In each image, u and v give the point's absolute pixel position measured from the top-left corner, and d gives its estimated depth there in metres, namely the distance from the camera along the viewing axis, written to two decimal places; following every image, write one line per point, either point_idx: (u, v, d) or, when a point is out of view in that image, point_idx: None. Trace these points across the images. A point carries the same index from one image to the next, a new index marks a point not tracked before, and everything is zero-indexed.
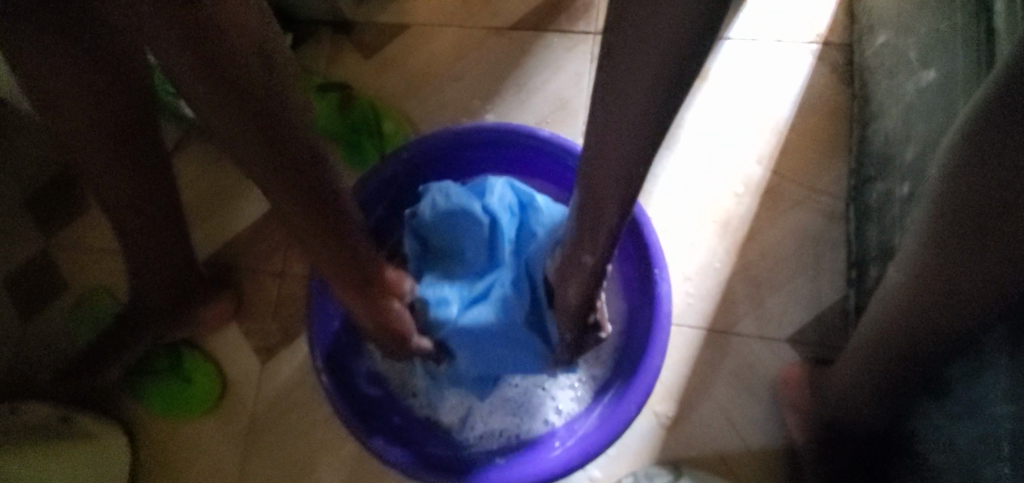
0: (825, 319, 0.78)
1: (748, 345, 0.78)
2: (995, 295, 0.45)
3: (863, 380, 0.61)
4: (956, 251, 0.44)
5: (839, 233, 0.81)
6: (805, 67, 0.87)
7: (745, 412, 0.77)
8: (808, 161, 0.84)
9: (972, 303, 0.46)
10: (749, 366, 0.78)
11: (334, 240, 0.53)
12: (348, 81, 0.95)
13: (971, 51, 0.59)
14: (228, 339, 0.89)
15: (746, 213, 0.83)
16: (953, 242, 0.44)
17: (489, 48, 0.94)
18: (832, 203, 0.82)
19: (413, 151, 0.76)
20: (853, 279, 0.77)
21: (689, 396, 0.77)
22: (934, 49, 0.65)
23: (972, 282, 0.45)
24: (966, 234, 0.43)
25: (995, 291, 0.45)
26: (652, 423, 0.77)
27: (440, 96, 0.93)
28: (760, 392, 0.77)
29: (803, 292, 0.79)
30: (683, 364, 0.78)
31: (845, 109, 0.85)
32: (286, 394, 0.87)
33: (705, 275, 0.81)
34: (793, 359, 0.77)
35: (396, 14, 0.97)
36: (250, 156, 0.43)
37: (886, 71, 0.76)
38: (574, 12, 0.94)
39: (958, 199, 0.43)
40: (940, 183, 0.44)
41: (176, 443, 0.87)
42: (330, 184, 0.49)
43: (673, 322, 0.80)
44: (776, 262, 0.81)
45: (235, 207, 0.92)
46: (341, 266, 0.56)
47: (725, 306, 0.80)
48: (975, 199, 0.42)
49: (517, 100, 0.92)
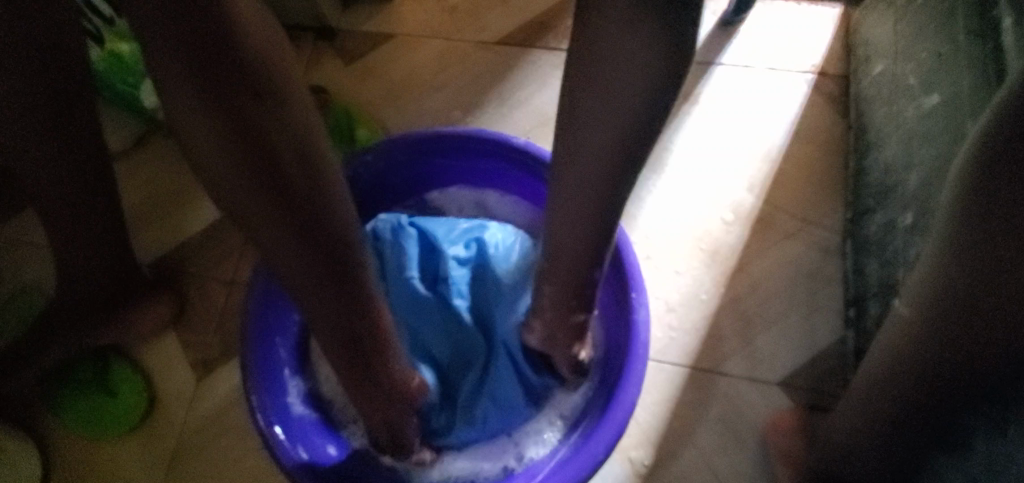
0: (820, 362, 0.71)
1: (734, 387, 0.71)
2: (1019, 329, 0.38)
3: (865, 430, 0.53)
4: (971, 275, 0.37)
5: (835, 269, 0.74)
6: (800, 96, 0.83)
7: (729, 463, 0.68)
8: (802, 192, 0.79)
9: (991, 338, 0.40)
10: (735, 411, 0.70)
11: (321, 267, 0.45)
12: (325, 86, 0.91)
13: (978, 71, 0.54)
14: (163, 352, 0.80)
15: (736, 242, 0.77)
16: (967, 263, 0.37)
17: (474, 61, 0.91)
18: (828, 236, 0.76)
19: (379, 153, 0.71)
20: (851, 319, 0.71)
21: (668, 441, 0.69)
22: (936, 73, 0.61)
23: (992, 312, 0.38)
24: (983, 253, 0.36)
25: (1020, 324, 0.38)
26: (626, 471, 0.68)
27: (419, 106, 0.89)
28: (747, 441, 0.68)
29: (796, 331, 0.72)
30: (662, 404, 0.70)
31: (841, 141, 0.81)
32: (218, 416, 0.77)
33: (689, 307, 0.74)
34: (784, 405, 0.69)
35: (382, 23, 0.95)
36: (222, 161, 0.39)
37: (883, 100, 0.72)
38: (563, 30, 0.91)
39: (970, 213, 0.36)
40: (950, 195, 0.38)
41: (88, 467, 0.77)
42: (312, 196, 0.42)
43: (652, 356, 0.72)
44: (768, 297, 0.74)
45: (190, 209, 0.86)
46: (328, 302, 0.48)
47: (711, 342, 0.73)
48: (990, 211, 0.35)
49: (499, 115, 0.88)
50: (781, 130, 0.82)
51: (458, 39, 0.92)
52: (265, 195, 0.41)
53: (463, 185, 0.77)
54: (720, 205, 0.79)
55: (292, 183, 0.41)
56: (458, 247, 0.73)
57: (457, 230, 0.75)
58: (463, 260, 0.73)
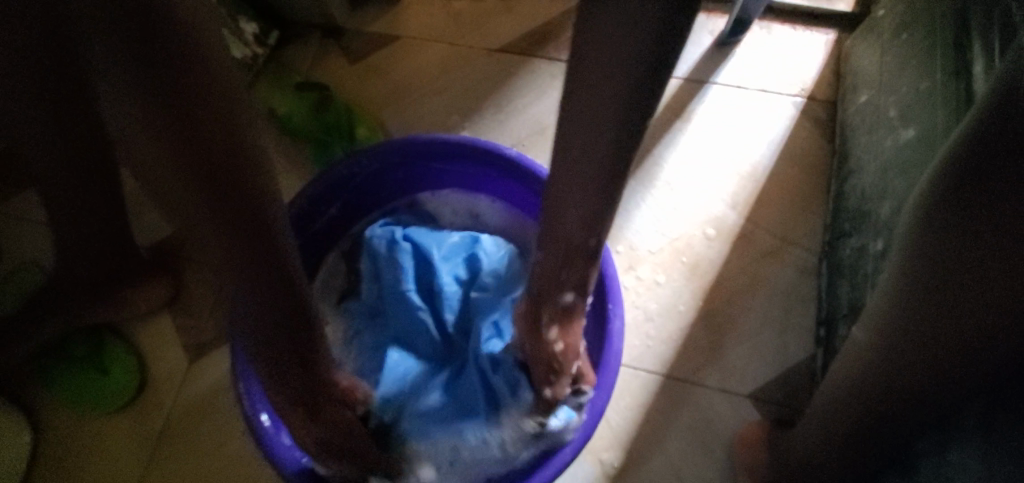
0: (790, 378, 0.73)
1: (706, 397, 0.73)
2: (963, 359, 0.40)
3: (822, 444, 0.56)
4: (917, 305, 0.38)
5: (811, 289, 0.77)
6: (788, 119, 0.86)
7: (696, 470, 0.70)
8: (784, 212, 0.81)
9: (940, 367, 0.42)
10: (705, 420, 0.72)
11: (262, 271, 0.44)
12: (329, 83, 0.94)
13: (950, 109, 0.57)
14: (157, 333, 0.83)
15: (716, 257, 0.79)
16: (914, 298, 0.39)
17: (475, 67, 0.94)
18: (805, 257, 0.79)
19: (372, 155, 0.72)
20: (822, 338, 0.73)
21: (638, 446, 0.71)
22: (914, 107, 0.63)
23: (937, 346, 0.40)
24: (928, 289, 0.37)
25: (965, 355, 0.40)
26: (596, 472, 0.70)
27: (419, 108, 0.92)
28: (715, 450, 0.71)
29: (768, 347, 0.75)
30: (635, 410, 0.73)
31: (825, 165, 0.83)
32: (206, 399, 0.80)
33: (667, 317, 0.77)
34: (752, 417, 0.72)
35: (388, 25, 0.97)
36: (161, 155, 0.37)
37: (865, 128, 0.74)
38: (563, 42, 0.94)
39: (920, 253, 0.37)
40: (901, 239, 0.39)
41: (78, 441, 0.79)
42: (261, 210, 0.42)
43: (629, 363, 0.75)
44: (744, 312, 0.77)
45: None
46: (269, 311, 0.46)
47: (686, 352, 0.75)
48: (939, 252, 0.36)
49: (496, 120, 0.90)
50: (768, 151, 0.84)
51: (462, 44, 0.95)
52: (208, 205, 0.39)
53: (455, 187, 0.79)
54: (703, 220, 0.81)
55: (234, 189, 0.40)
56: (450, 262, 0.76)
57: (448, 245, 0.77)
58: (456, 274, 0.76)
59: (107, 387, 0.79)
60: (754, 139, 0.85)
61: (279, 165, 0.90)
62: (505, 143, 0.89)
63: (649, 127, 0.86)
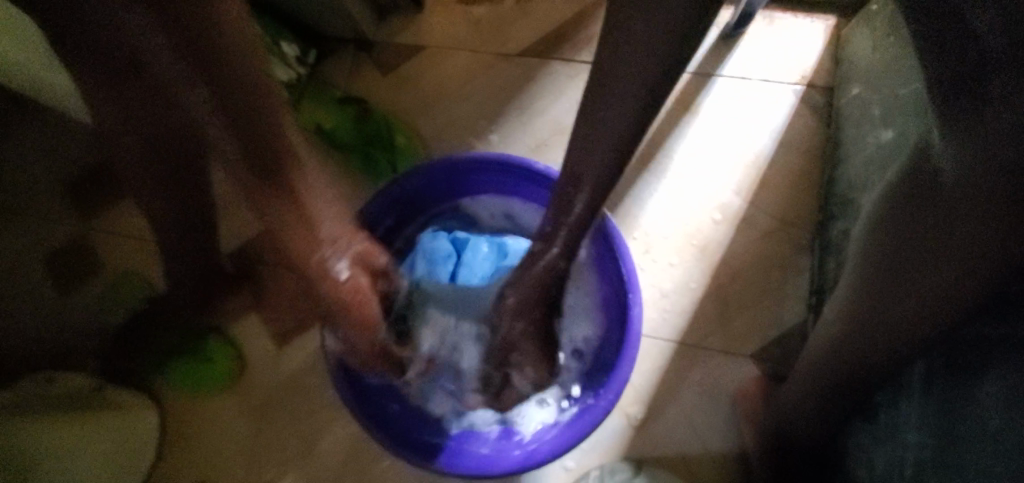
0: (786, 340, 0.86)
1: (714, 359, 0.87)
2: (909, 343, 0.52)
3: (805, 399, 0.69)
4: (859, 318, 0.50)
5: (805, 263, 0.88)
6: (788, 106, 0.94)
7: (706, 418, 0.85)
8: (783, 194, 0.91)
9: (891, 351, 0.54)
10: (713, 377, 0.86)
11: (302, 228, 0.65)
12: (366, 96, 1.03)
13: (911, 117, 0.65)
14: (248, 327, 0.98)
15: (722, 239, 0.90)
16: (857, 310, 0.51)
17: (498, 72, 1.02)
18: (801, 234, 0.89)
19: (410, 177, 0.88)
20: (813, 305, 0.85)
21: (658, 401, 0.86)
22: (893, 110, 0.72)
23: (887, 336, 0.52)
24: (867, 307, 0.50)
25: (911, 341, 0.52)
26: (623, 423, 0.86)
27: (449, 115, 1.01)
28: (722, 401, 0.85)
29: (767, 314, 0.87)
30: (654, 372, 0.87)
31: (821, 148, 0.92)
32: (295, 378, 0.96)
33: (680, 293, 0.89)
34: (753, 374, 0.85)
35: (413, 35, 1.05)
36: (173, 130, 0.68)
37: (855, 120, 0.83)
38: (577, 43, 1.01)
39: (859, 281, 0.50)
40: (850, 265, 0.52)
41: (195, 416, 0.97)
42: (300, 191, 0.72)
43: (648, 334, 0.88)
44: (746, 285, 0.89)
45: None
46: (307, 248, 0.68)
47: (697, 322, 0.88)
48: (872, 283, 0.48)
49: (520, 122, 1.00)
50: (769, 138, 0.93)
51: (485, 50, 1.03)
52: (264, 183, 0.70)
53: (498, 190, 0.92)
54: (710, 206, 0.92)
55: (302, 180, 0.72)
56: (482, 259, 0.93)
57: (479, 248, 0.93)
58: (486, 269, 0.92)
59: (213, 372, 0.96)
60: (756, 128, 0.94)
61: (330, 174, 1.02)
62: (530, 143, 0.99)
63: (660, 122, 0.96)
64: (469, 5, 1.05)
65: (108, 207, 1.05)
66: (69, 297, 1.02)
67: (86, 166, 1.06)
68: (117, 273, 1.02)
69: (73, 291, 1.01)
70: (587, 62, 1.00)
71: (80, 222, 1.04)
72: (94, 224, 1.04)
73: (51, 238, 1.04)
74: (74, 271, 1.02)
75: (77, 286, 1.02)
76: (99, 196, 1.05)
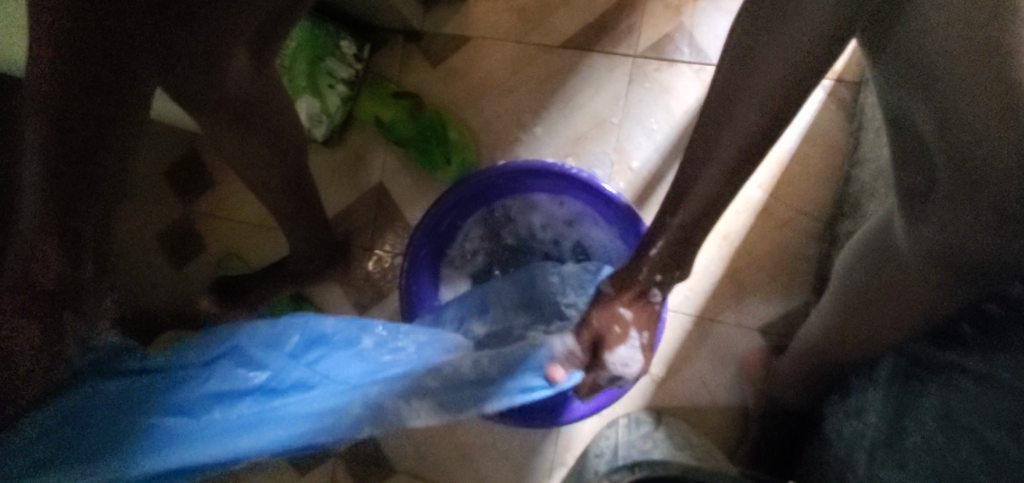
0: (791, 316, 1.02)
1: (726, 330, 1.03)
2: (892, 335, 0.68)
3: (798, 373, 0.86)
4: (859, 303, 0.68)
5: (815, 251, 1.01)
6: (815, 102, 1.01)
7: (717, 379, 1.03)
8: (800, 187, 1.02)
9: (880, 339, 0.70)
10: (725, 345, 1.03)
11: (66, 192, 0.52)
12: (419, 89, 1.11)
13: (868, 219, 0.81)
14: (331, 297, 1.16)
15: (742, 228, 1.03)
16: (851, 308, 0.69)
17: (541, 65, 1.09)
18: (814, 224, 1.01)
19: (448, 200, 0.99)
20: (818, 290, 1.00)
21: (676, 365, 1.04)
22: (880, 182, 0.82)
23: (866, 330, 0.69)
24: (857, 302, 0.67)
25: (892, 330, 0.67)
26: (647, 381, 1.05)
27: (496, 107, 1.10)
28: (732, 365, 1.03)
29: (776, 294, 1.02)
30: (673, 341, 1.04)
31: (843, 144, 1.01)
32: None
33: (700, 277, 1.04)
34: (759, 344, 1.02)
35: (460, 26, 1.11)
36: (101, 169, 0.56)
37: (872, 127, 0.92)
38: (618, 34, 1.07)
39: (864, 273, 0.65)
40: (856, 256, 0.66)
41: None
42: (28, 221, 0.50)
43: (671, 309, 1.04)
44: (760, 270, 1.03)
45: (330, 191, 1.13)
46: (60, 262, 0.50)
47: (713, 300, 1.03)
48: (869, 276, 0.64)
49: (562, 116, 1.08)
50: (793, 134, 1.02)
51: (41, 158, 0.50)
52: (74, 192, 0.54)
53: (548, 191, 1.01)
54: (735, 198, 1.03)
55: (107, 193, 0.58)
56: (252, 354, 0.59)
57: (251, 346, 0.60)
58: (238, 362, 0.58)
59: None
60: None
61: (392, 166, 1.12)
62: (570, 135, 1.07)
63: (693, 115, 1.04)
64: None
65: (207, 192, 1.19)
66: (182, 270, 1.19)
67: (178, 155, 1.19)
68: (219, 253, 1.18)
69: (186, 265, 1.18)
70: (627, 54, 1.06)
71: (181, 204, 1.19)
72: (197, 210, 1.19)
73: (160, 219, 1.19)
74: (185, 248, 1.19)
75: (188, 261, 1.19)
76: (196, 181, 1.19)
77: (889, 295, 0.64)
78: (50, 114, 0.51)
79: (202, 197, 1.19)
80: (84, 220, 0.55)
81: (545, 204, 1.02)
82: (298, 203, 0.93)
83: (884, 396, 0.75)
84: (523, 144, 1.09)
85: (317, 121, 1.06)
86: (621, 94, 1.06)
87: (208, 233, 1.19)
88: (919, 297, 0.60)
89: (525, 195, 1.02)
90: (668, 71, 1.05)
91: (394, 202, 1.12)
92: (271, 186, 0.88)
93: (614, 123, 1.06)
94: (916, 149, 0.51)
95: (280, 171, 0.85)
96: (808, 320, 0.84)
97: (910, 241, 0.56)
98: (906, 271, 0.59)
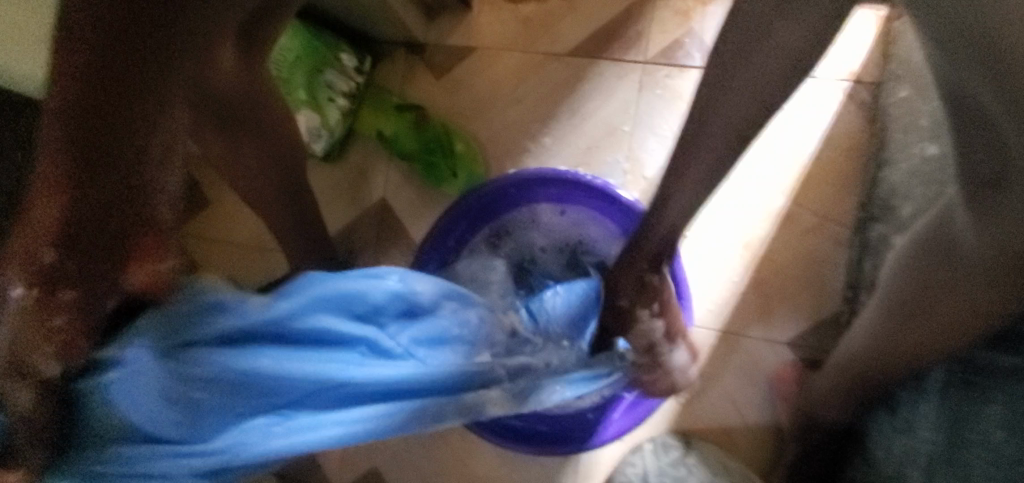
0: (822, 328, 0.96)
1: (754, 345, 0.97)
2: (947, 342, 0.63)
3: (838, 390, 0.79)
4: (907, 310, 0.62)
5: (843, 258, 0.96)
6: (834, 104, 0.98)
7: (746, 397, 0.97)
8: (824, 192, 0.97)
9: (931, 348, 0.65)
10: (753, 361, 0.97)
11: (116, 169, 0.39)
12: (423, 101, 1.08)
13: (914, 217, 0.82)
14: None
15: (765, 236, 0.98)
16: (902, 313, 0.63)
17: (548, 73, 1.06)
18: (841, 230, 0.97)
19: (456, 213, 0.94)
20: (849, 298, 0.94)
21: (702, 383, 0.97)
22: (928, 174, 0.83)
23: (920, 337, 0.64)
24: (910, 306, 0.62)
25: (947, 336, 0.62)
26: (671, 401, 0.98)
27: (503, 117, 1.06)
28: (762, 382, 0.96)
29: (805, 304, 0.96)
30: (697, 358, 0.98)
31: (865, 146, 0.97)
32: None
33: (723, 288, 0.98)
34: (789, 358, 0.96)
35: (463, 37, 1.08)
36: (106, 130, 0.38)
37: (901, 126, 0.90)
38: (626, 40, 1.04)
39: (917, 273, 0.60)
40: (907, 255, 0.61)
41: None
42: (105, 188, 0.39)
43: (694, 324, 0.98)
44: (786, 279, 0.97)
45: (330, 209, 1.08)
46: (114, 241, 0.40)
47: (739, 312, 0.98)
48: (922, 277, 0.59)
49: (571, 125, 1.04)
50: (813, 137, 0.98)
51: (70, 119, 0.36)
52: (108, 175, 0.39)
53: (559, 202, 0.96)
54: (755, 205, 0.98)
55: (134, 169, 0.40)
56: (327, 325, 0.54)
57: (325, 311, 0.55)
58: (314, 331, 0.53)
59: None
60: (802, 125, 0.98)
61: (395, 181, 1.08)
62: (581, 144, 1.03)
63: None
64: (518, 4, 1.07)
65: (200, 213, 1.13)
66: None
67: None
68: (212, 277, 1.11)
69: None
70: (636, 60, 1.03)
71: None
72: (189, 232, 1.13)
73: None
74: None
75: None
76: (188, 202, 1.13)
77: (949, 297, 0.58)
78: (74, 84, 0.36)
79: (195, 219, 1.13)
80: (149, 220, 0.42)
81: (547, 215, 0.97)
82: (300, 220, 0.88)
83: (939, 405, 0.76)
84: (533, 155, 1.04)
85: (318, 135, 1.02)
86: (632, 101, 1.03)
87: (201, 256, 1.13)
88: (986, 296, 0.55)
89: (535, 207, 0.97)
90: (680, 76, 1.02)
91: (398, 218, 1.07)
92: (271, 201, 0.82)
93: (626, 131, 1.02)
94: (981, 132, 0.47)
95: (280, 184, 0.80)
96: (845, 334, 0.77)
97: (977, 235, 0.52)
98: (971, 272, 0.54)
